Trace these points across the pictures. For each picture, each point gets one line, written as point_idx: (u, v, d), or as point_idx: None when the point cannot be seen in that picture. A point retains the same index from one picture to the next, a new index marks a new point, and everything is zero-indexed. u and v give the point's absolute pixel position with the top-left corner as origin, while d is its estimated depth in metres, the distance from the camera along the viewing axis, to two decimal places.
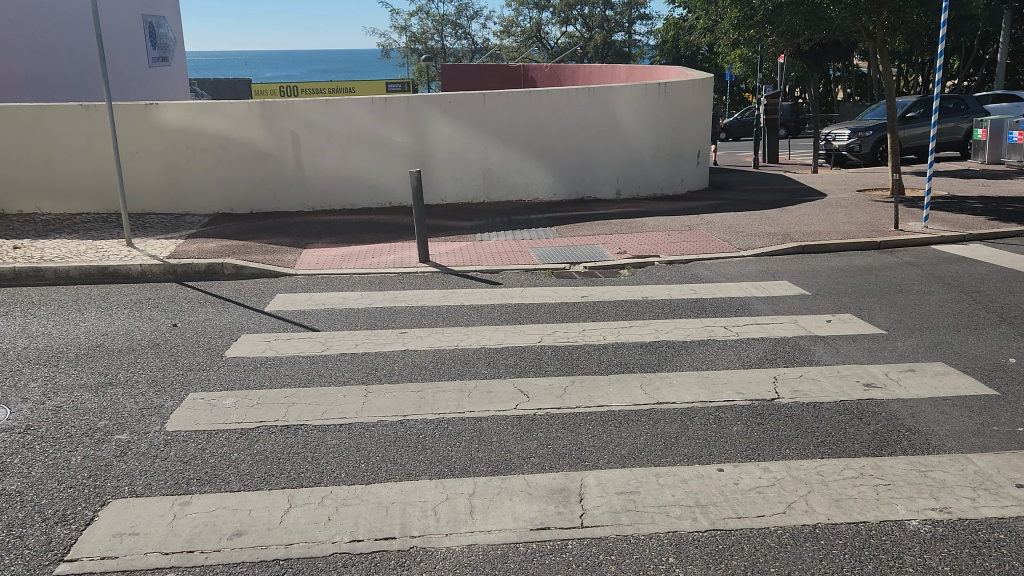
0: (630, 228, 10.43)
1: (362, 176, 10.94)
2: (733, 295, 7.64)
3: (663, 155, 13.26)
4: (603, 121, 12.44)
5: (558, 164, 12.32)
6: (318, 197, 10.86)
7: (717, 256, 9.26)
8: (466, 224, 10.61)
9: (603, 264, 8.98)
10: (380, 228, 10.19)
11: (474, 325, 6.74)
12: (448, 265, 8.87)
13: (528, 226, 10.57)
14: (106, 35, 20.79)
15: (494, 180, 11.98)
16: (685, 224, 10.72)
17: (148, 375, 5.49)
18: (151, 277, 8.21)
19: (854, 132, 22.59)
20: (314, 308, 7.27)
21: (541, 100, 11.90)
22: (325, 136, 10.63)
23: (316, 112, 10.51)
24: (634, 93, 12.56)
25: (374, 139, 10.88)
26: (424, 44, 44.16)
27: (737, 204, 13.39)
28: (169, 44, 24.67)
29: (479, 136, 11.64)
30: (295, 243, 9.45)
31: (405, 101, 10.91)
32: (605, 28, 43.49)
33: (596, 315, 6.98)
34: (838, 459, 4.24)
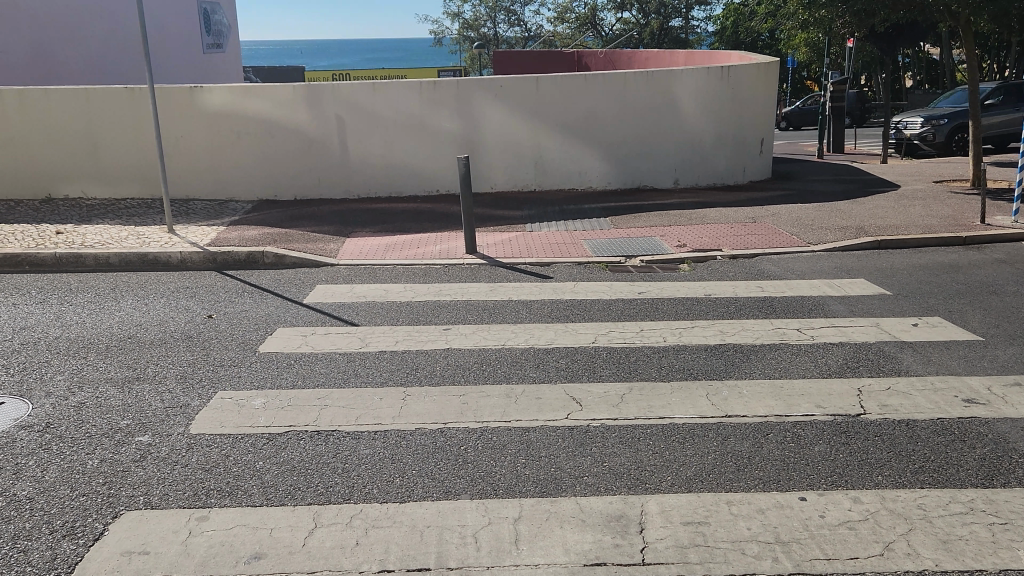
0: (689, 219, 9.81)
1: (409, 163, 10.58)
2: (805, 294, 7.01)
3: (723, 143, 12.58)
4: (661, 106, 11.83)
5: (613, 151, 11.76)
6: (363, 185, 10.53)
7: (785, 250, 8.59)
8: (515, 213, 10.14)
9: (660, 257, 8.41)
10: (426, 217, 9.80)
11: (522, 322, 6.28)
12: (496, 256, 8.43)
13: (580, 216, 10.05)
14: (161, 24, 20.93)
15: (546, 168, 11.47)
16: (749, 216, 10.05)
17: (177, 370, 5.20)
18: (191, 266, 8.00)
19: (928, 120, 21.31)
20: (355, 301, 6.92)
21: (596, 84, 11.35)
22: (371, 121, 10.30)
23: (364, 96, 10.18)
24: (695, 77, 11.92)
25: (422, 124, 10.50)
26: (476, 32, 43.68)
27: (803, 195, 12.60)
28: (224, 32, 24.83)
29: (531, 121, 11.15)
30: (339, 232, 9.14)
31: (455, 84, 10.50)
32: (661, 15, 42.34)
33: (654, 313, 6.45)
34: (944, 491, 3.63)
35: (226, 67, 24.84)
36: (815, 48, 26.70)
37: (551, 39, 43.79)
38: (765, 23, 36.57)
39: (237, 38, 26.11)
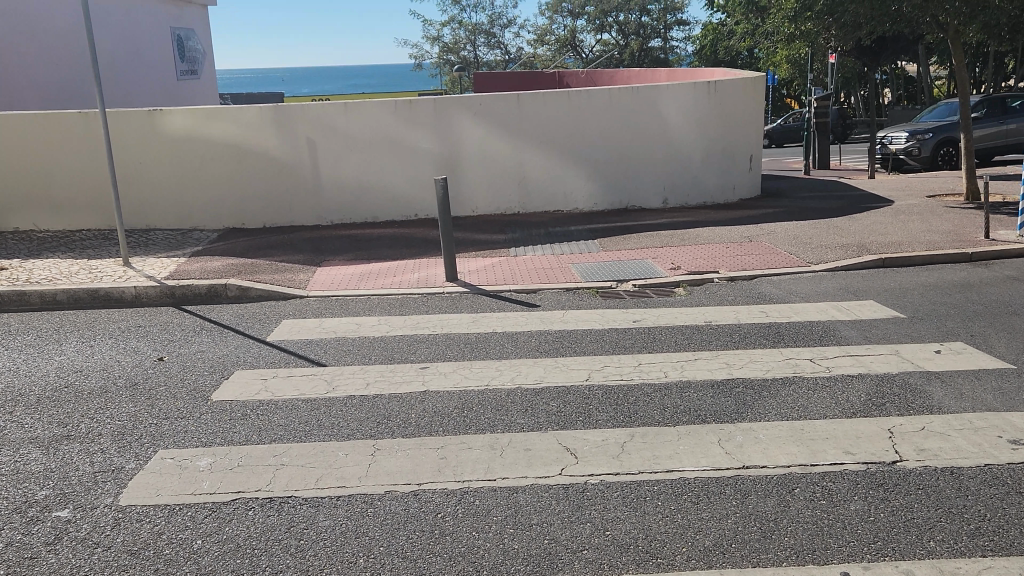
0: (682, 240, 9.31)
1: (385, 186, 10.01)
2: (812, 319, 6.48)
3: (711, 160, 12.18)
4: (647, 124, 11.41)
5: (600, 170, 11.28)
6: (337, 210, 9.94)
7: (785, 272, 8.09)
8: (498, 237, 9.59)
9: (654, 281, 7.88)
10: (404, 243, 9.23)
11: (507, 358, 5.69)
12: (478, 284, 7.86)
13: (567, 239, 9.52)
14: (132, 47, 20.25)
15: (530, 189, 10.96)
16: (744, 235, 9.56)
17: (114, 425, 4.56)
18: (147, 301, 7.36)
19: (912, 135, 21.11)
20: (324, 337, 6.32)
21: (581, 101, 10.88)
22: (344, 143, 9.73)
23: (336, 117, 9.60)
24: (681, 93, 11.52)
25: (398, 145, 9.95)
26: (456, 55, 43.42)
27: (796, 212, 12.16)
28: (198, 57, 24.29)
29: (514, 141, 10.65)
30: (310, 260, 8.55)
31: (432, 103, 9.96)
32: (641, 35, 42.32)
33: (652, 344, 5.89)
34: (1012, 561, 3.06)
35: (200, 92, 24.24)
36: (796, 64, 26.54)
37: (531, 61, 43.64)
38: (744, 42, 36.57)
39: (212, 63, 25.54)
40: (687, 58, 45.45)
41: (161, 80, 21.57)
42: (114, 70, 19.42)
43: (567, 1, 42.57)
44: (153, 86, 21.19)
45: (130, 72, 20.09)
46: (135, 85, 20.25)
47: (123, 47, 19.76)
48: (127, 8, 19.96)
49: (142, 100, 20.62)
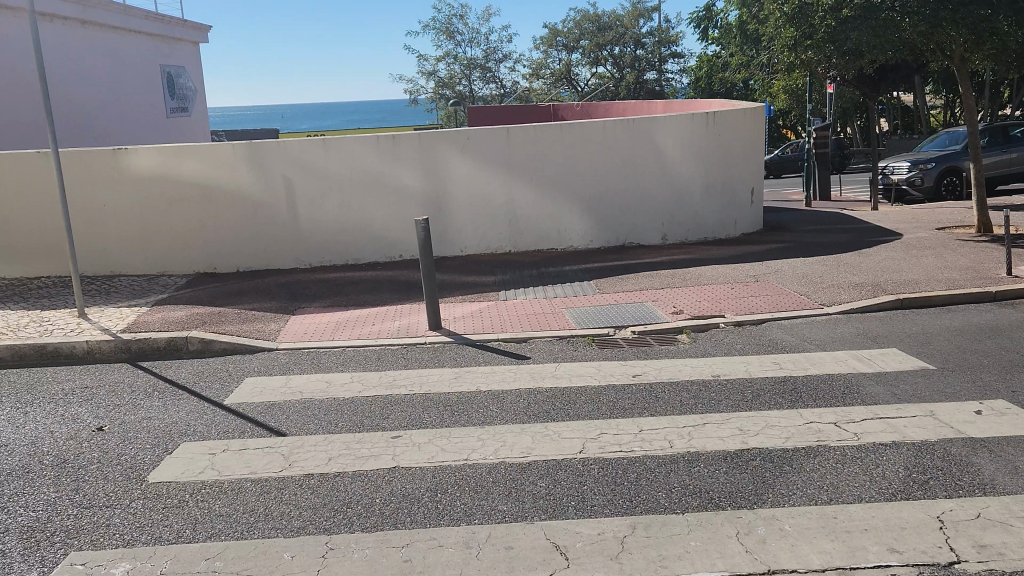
0: (683, 281, 8.72)
1: (368, 226, 9.45)
2: (831, 371, 5.85)
3: (709, 194, 11.71)
4: (643, 157, 10.91)
5: (595, 206, 10.74)
6: (316, 252, 9.36)
7: (796, 316, 7.46)
8: (487, 279, 8.99)
9: (655, 327, 7.25)
10: (386, 286, 8.63)
11: (491, 423, 5.04)
12: (464, 332, 7.22)
13: (560, 280, 8.90)
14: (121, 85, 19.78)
15: (522, 226, 10.39)
16: (749, 275, 8.96)
17: (26, 521, 3.94)
18: (101, 357, 6.73)
19: (915, 165, 20.65)
20: (288, 397, 5.68)
21: (574, 134, 10.38)
22: (323, 182, 9.19)
23: (315, 153, 9.08)
24: (678, 124, 11.04)
25: (381, 183, 9.42)
26: (451, 90, 43.33)
27: (803, 247, 11.58)
28: (188, 95, 23.96)
29: (504, 176, 10.11)
30: (284, 308, 7.93)
31: (417, 138, 9.45)
32: (636, 68, 42.23)
33: (655, 404, 5.25)
34: None
35: (191, 130, 23.84)
36: (794, 95, 26.23)
37: (526, 94, 43.52)
38: (740, 73, 36.42)
39: (203, 101, 25.20)
40: (683, 90, 45.37)
41: (151, 117, 21.15)
42: (103, 107, 18.96)
43: (562, 35, 42.57)
44: (143, 122, 20.74)
45: (119, 109, 19.63)
46: (123, 123, 19.78)
47: (111, 84, 19.33)
48: (116, 45, 19.59)
49: (131, 138, 20.13)
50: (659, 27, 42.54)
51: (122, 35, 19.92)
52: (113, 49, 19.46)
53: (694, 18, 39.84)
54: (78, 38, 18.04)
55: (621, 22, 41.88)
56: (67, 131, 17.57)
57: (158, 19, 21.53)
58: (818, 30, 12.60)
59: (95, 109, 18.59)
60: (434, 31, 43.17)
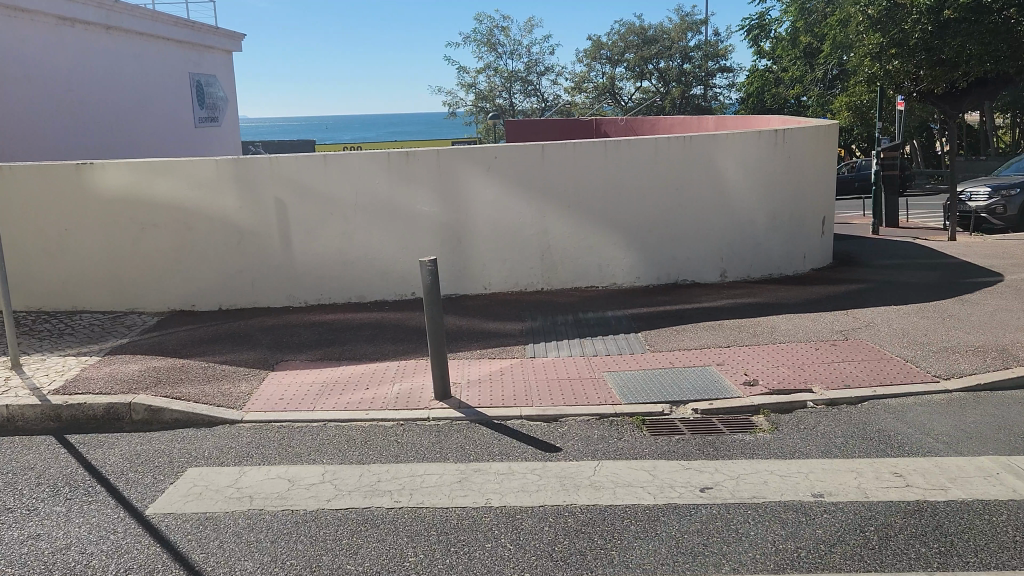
0: (753, 336, 7.09)
1: (374, 256, 8.08)
2: (982, 493, 4.18)
3: (772, 225, 10.16)
4: (698, 181, 9.43)
5: (643, 237, 9.23)
6: (312, 287, 7.98)
7: (908, 393, 5.77)
8: (513, 326, 7.47)
9: (724, 404, 5.64)
10: (390, 335, 7.17)
11: (501, 573, 3.49)
12: (478, 404, 5.71)
13: (601, 331, 7.35)
14: (149, 92, 18.79)
15: (557, 260, 8.87)
16: (836, 329, 7.28)
17: None
18: (23, 426, 5.38)
19: (996, 191, 18.56)
20: (232, 506, 4.21)
21: (619, 153, 8.91)
22: (323, 206, 7.84)
23: (314, 173, 7.74)
24: (737, 144, 9.60)
25: (391, 208, 8.05)
26: (491, 103, 42.11)
27: (889, 288, 9.83)
28: (218, 104, 22.96)
29: (538, 201, 8.64)
30: (263, 360, 6.53)
31: (434, 156, 8.07)
32: (683, 83, 40.51)
33: (735, 547, 3.66)
34: None
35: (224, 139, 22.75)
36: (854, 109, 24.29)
37: (568, 108, 42.07)
38: (794, 88, 34.51)
39: (235, 111, 24.21)
40: (731, 105, 43.48)
41: (178, 126, 20.09)
42: (129, 115, 17.90)
43: (606, 48, 41.04)
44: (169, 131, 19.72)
45: (146, 118, 18.62)
46: (149, 132, 18.76)
47: (138, 91, 18.28)
48: (143, 50, 18.56)
49: (156, 148, 19.10)
50: (707, 41, 40.82)
51: (150, 40, 18.91)
52: (140, 54, 18.43)
53: (745, 29, 37.99)
54: (105, 44, 17.05)
55: (669, 35, 40.27)
56: (92, 140, 16.50)
57: (188, 24, 20.54)
58: (909, 36, 11.43)
59: (121, 117, 17.53)
60: (474, 43, 41.99)
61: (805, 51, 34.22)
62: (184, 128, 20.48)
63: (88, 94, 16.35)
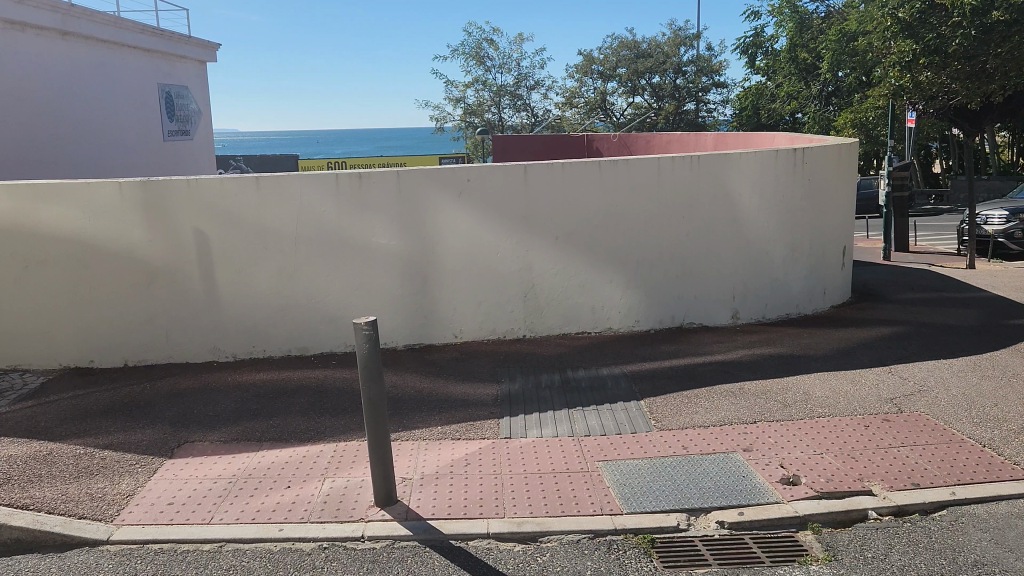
0: (783, 405, 5.70)
1: (319, 299, 6.66)
2: None
3: (783, 257, 8.96)
4: (701, 207, 8.20)
5: (641, 273, 7.91)
6: (242, 337, 6.55)
7: (998, 501, 4.37)
8: (485, 390, 6.05)
9: (760, 515, 4.23)
10: (330, 403, 5.74)
11: None
12: (432, 515, 4.27)
13: (594, 397, 5.93)
14: (115, 105, 17.19)
15: (542, 301, 7.48)
16: (884, 396, 5.88)
17: None
18: None
19: (1016, 215, 17.44)
20: None
21: (612, 175, 7.61)
22: (255, 239, 6.43)
23: (244, 199, 6.35)
24: (745, 165, 8.41)
25: (341, 240, 6.64)
26: (479, 117, 40.88)
27: (928, 333, 8.47)
28: (191, 117, 21.43)
29: (520, 232, 7.26)
30: (161, 442, 5.08)
31: (393, 178, 6.70)
32: (676, 98, 39.39)
33: None
34: None
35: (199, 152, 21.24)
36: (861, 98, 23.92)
37: (558, 124, 40.93)
38: (789, 104, 33.48)
39: (209, 124, 22.75)
40: (725, 121, 42.48)
41: (146, 143, 18.53)
42: (91, 127, 16.29)
43: (597, 62, 39.97)
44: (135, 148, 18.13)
45: (110, 134, 17.02)
46: (115, 151, 17.18)
47: (101, 102, 16.70)
48: (108, 59, 17.04)
49: (122, 167, 17.49)
50: (700, 56, 39.82)
51: (116, 50, 17.43)
52: (105, 63, 16.91)
53: (740, 46, 36.84)
54: (62, 52, 15.42)
55: (661, 49, 39.23)
56: (46, 155, 14.87)
57: (158, 34, 19.10)
58: (948, 43, 10.23)
59: (81, 130, 15.91)
60: (462, 56, 40.81)
61: (800, 67, 33.14)
62: (153, 143, 18.94)
63: (42, 105, 14.77)
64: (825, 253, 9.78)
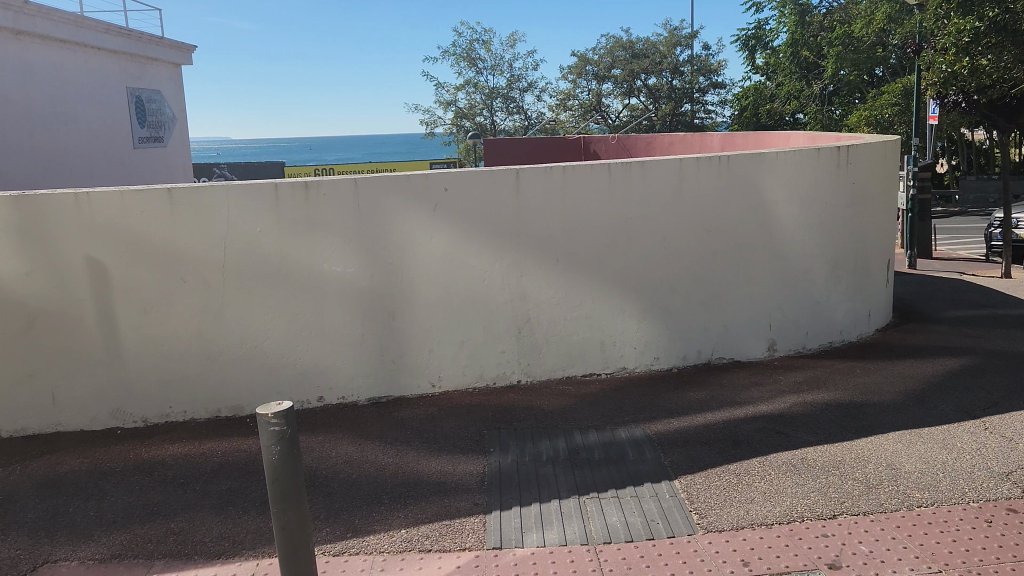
0: (865, 487, 4.25)
1: (255, 342, 5.20)
2: None
3: (824, 276, 7.56)
4: (730, 218, 6.78)
5: (660, 300, 6.49)
6: (154, 396, 5.07)
7: None
8: (467, 466, 4.58)
9: None
10: (257, 492, 4.25)
11: None
12: None
13: (612, 476, 4.47)
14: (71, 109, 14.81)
15: (539, 338, 6.03)
16: (996, 471, 4.44)
17: None
18: None
19: None
20: None
21: (623, 181, 6.20)
22: (168, 267, 4.96)
23: (153, 217, 4.89)
24: (782, 166, 7.02)
25: (282, 267, 5.19)
26: (471, 120, 39.48)
27: (1004, 365, 7.05)
28: (168, 123, 19.11)
29: (512, 253, 5.83)
30: (7, 566, 3.58)
31: (349, 188, 5.28)
32: (672, 99, 38.06)
33: None
34: None
35: (175, 157, 19.41)
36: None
37: (552, 127, 39.56)
38: (789, 104, 31.87)
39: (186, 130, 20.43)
40: (723, 123, 41.14)
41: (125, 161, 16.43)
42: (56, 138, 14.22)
43: (592, 63, 38.64)
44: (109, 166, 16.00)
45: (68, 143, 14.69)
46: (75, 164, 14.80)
47: (57, 108, 14.37)
48: (80, 62, 15.21)
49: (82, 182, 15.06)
50: (696, 55, 38.52)
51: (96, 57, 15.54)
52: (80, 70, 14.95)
53: (742, 40, 35.38)
54: (10, 51, 13.12)
55: (657, 50, 37.93)
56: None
57: (147, 44, 17.33)
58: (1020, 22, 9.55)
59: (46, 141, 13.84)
60: (453, 57, 39.50)
61: (801, 64, 31.48)
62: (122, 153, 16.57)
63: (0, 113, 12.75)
64: (869, 270, 8.38)
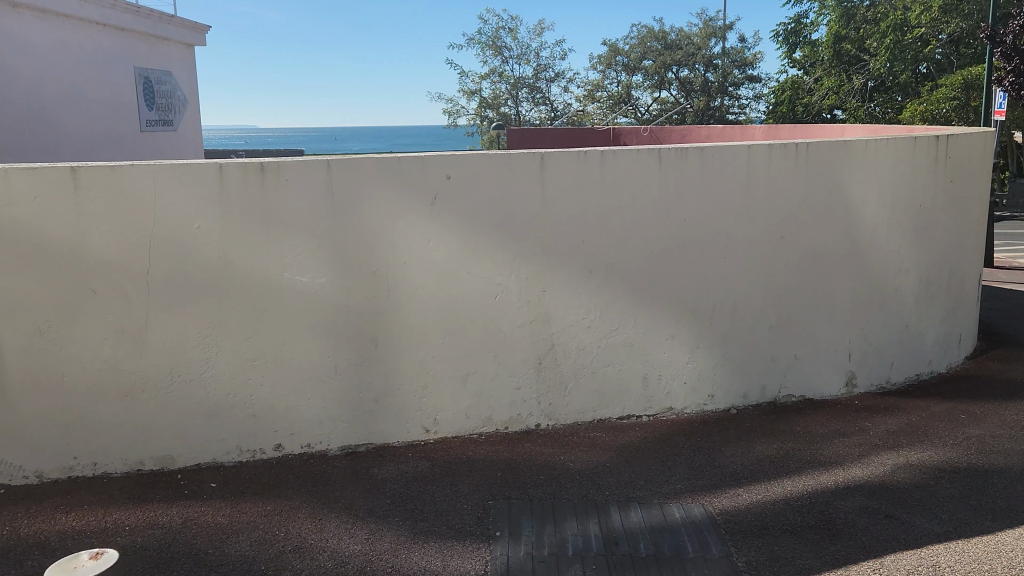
0: None
1: (190, 375, 3.94)
2: None
3: (915, 294, 6.17)
4: (808, 221, 5.43)
5: (714, 323, 5.20)
6: (51, 442, 3.82)
7: None
8: (463, 564, 3.26)
9: None
10: None
11: None
12: None
13: None
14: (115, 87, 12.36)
15: (565, 370, 4.74)
16: None
17: None
18: None
19: None
20: None
21: (675, 172, 4.90)
22: (71, 272, 3.70)
23: (50, 205, 3.64)
24: (874, 160, 5.64)
25: (228, 276, 3.92)
26: (495, 111, 38.10)
27: None
28: None
29: (532, 260, 4.55)
30: None
31: (321, 174, 4.01)
32: (706, 93, 36.36)
33: None
34: None
35: None
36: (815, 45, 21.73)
37: (579, 119, 38.09)
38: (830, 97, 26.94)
39: None
40: (757, 119, 39.35)
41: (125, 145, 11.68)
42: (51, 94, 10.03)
43: (622, 54, 37.11)
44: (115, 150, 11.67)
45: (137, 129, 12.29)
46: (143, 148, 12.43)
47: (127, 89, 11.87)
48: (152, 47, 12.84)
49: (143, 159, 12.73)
50: (733, 48, 36.78)
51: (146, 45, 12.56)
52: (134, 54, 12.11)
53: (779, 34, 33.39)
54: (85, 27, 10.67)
55: (690, 41, 36.36)
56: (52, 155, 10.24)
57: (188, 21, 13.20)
58: None
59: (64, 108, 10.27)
60: (478, 45, 38.16)
61: (838, 61, 27.55)
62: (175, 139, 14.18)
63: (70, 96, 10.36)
64: (963, 289, 6.96)
